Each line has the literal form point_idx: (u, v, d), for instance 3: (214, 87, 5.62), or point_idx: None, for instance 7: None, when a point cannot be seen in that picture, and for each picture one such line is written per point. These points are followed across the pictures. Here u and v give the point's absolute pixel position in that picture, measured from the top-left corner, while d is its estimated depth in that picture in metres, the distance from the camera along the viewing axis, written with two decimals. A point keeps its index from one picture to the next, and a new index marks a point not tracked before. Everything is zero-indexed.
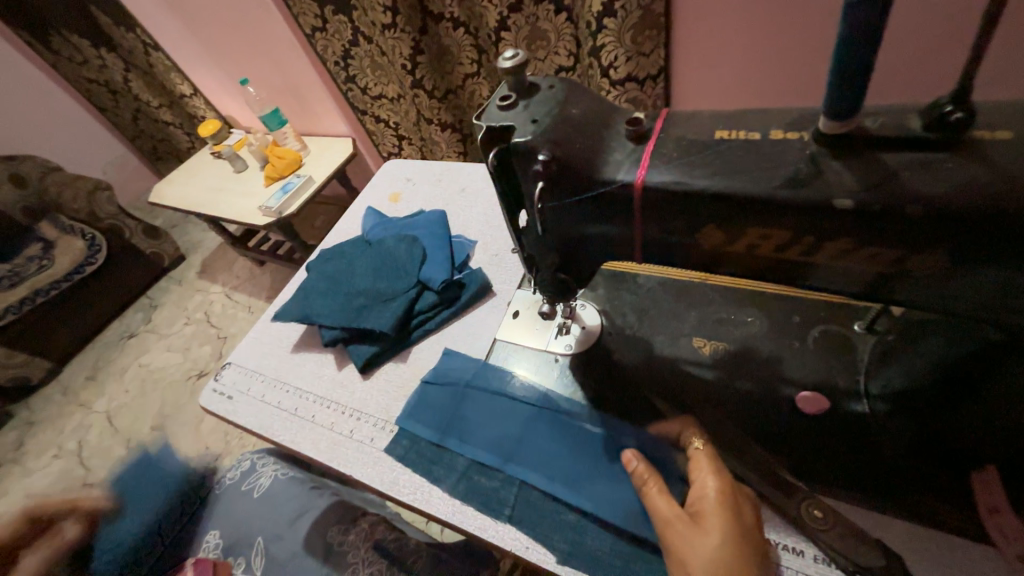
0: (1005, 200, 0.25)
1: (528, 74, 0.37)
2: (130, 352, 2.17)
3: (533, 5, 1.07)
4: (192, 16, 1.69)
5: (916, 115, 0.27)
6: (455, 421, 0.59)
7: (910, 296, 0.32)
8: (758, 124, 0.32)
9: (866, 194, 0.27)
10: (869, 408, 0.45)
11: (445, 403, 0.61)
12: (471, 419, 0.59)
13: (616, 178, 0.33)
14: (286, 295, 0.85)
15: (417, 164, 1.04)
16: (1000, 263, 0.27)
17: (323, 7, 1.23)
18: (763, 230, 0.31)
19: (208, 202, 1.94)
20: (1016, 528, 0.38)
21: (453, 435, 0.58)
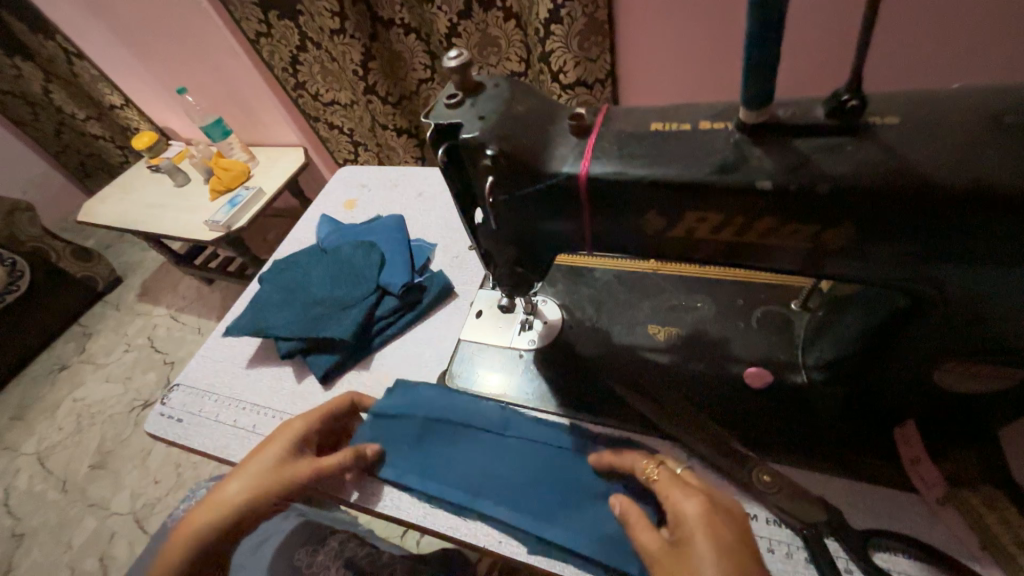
0: (893, 176, 0.28)
1: (474, 73, 0.38)
2: (63, 386, 1.99)
3: (482, 12, 1.09)
4: (120, 21, 1.59)
5: (821, 105, 0.31)
6: (416, 455, 0.55)
7: (835, 269, 0.35)
8: (690, 117, 0.34)
9: (783, 176, 0.30)
10: (808, 378, 0.49)
11: (405, 437, 0.56)
12: (435, 453, 0.55)
13: (562, 171, 0.35)
14: (237, 309, 0.81)
15: (372, 170, 1.02)
16: (894, 235, 0.30)
17: (267, 12, 1.19)
18: (698, 214, 0.34)
19: (147, 218, 1.82)
20: (933, 474, 0.43)
21: (415, 472, 0.54)
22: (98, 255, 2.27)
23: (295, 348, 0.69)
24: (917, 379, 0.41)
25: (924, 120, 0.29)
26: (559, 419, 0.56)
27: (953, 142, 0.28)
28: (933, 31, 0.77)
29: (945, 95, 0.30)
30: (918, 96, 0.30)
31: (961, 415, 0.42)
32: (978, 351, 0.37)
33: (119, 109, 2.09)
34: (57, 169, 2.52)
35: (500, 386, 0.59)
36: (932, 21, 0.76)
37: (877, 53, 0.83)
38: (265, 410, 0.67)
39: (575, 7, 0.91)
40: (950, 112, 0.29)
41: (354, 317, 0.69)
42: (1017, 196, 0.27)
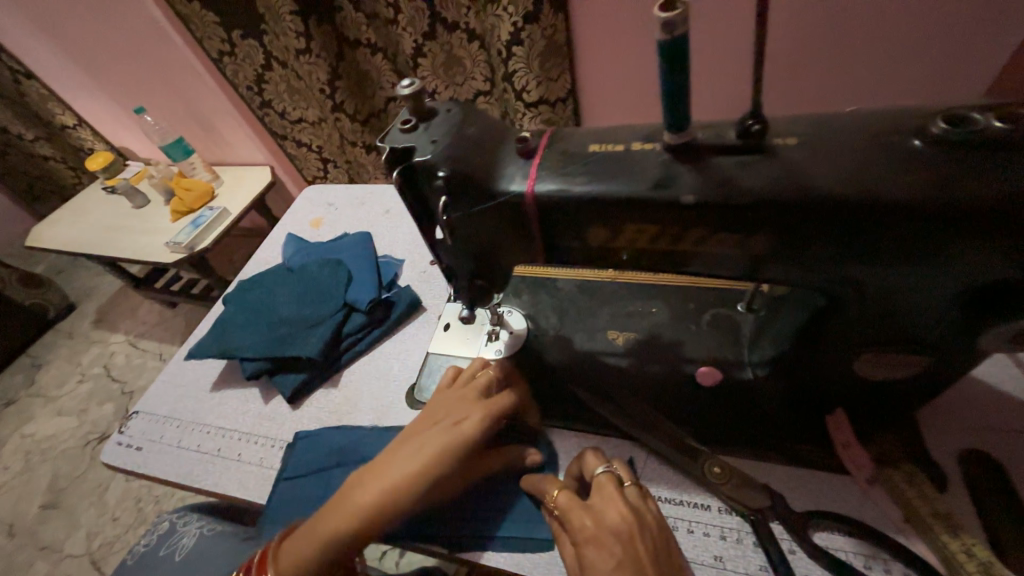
0: (795, 190, 0.32)
1: (427, 100, 0.40)
2: (9, 422, 1.87)
3: (446, 34, 1.13)
4: (72, 41, 1.55)
5: (733, 128, 0.35)
6: None
7: (761, 274, 0.38)
8: (624, 138, 0.38)
9: (703, 191, 0.34)
10: (754, 374, 0.53)
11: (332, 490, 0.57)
12: None
13: (509, 189, 0.38)
14: (200, 331, 0.80)
15: (339, 189, 1.03)
16: (801, 243, 0.34)
17: (230, 31, 1.19)
18: (634, 226, 0.37)
19: (103, 241, 1.75)
20: (863, 457, 0.47)
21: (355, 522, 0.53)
22: (49, 281, 2.16)
23: (261, 368, 0.69)
24: (842, 370, 0.45)
25: (820, 140, 0.33)
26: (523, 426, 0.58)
27: (845, 161, 0.32)
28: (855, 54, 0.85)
29: (840, 119, 0.34)
30: (818, 119, 0.35)
31: (884, 401, 0.46)
32: (893, 343, 0.39)
33: (72, 129, 2.02)
34: (1, 192, 2.40)
35: None
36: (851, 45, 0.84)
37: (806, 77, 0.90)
38: (230, 433, 0.67)
39: (535, 30, 0.95)
40: (842, 132, 0.33)
41: (321, 333, 0.69)
42: (897, 207, 0.31)
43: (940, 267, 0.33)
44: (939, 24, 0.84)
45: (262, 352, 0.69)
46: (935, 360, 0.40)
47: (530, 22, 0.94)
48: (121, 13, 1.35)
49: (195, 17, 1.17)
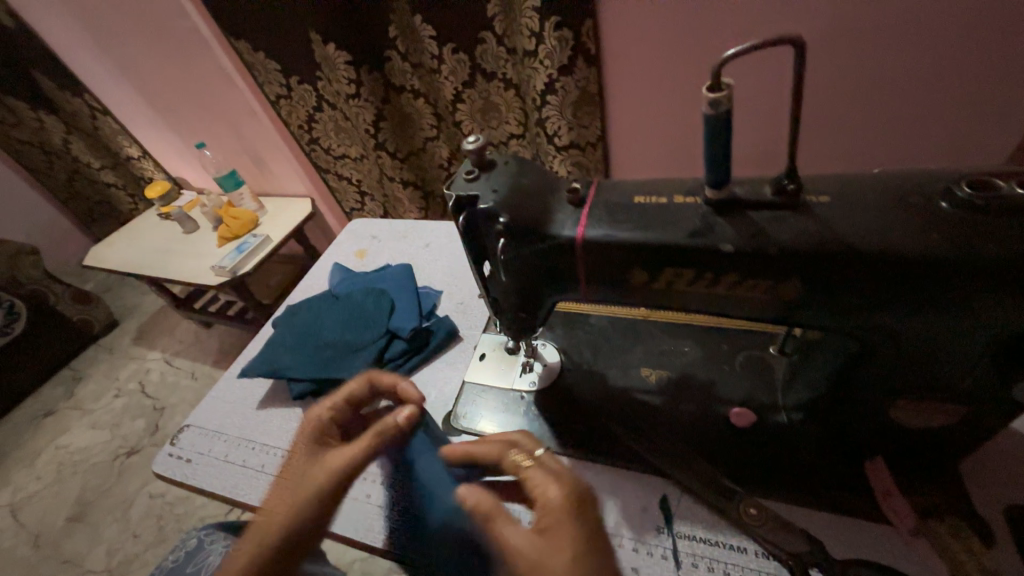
0: (827, 243, 0.35)
1: (487, 153, 0.45)
2: (47, 433, 1.96)
3: (484, 82, 1.22)
4: (148, 85, 1.73)
5: (768, 186, 0.38)
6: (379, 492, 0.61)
7: (799, 319, 0.41)
8: (665, 191, 0.42)
9: (740, 242, 0.37)
10: (788, 418, 0.54)
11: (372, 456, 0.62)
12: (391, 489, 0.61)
13: (562, 234, 0.42)
14: (251, 351, 0.86)
15: (382, 222, 1.10)
16: (832, 294, 0.37)
17: (289, 77, 1.31)
18: (676, 270, 0.40)
19: (153, 263, 1.88)
20: (904, 506, 0.46)
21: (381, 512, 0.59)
22: (97, 298, 2.30)
23: (307, 389, 0.73)
24: (877, 415, 0.45)
25: (848, 198, 0.36)
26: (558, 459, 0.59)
27: (874, 218, 0.35)
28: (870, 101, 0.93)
29: (865, 179, 0.37)
30: (846, 179, 0.38)
31: (921, 449, 0.47)
32: (928, 390, 0.41)
33: (136, 160, 2.22)
34: (65, 215, 2.62)
35: (504, 424, 0.63)
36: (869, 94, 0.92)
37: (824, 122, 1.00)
38: (274, 450, 0.70)
39: (569, 82, 1.03)
40: (867, 191, 0.36)
41: (363, 358, 0.74)
42: (923, 261, 0.33)
43: (966, 319, 0.35)
44: (959, 84, 0.88)
45: (308, 372, 0.74)
46: (972, 409, 0.41)
47: (565, 74, 1.02)
48: (193, 61, 1.51)
49: (260, 65, 1.29)
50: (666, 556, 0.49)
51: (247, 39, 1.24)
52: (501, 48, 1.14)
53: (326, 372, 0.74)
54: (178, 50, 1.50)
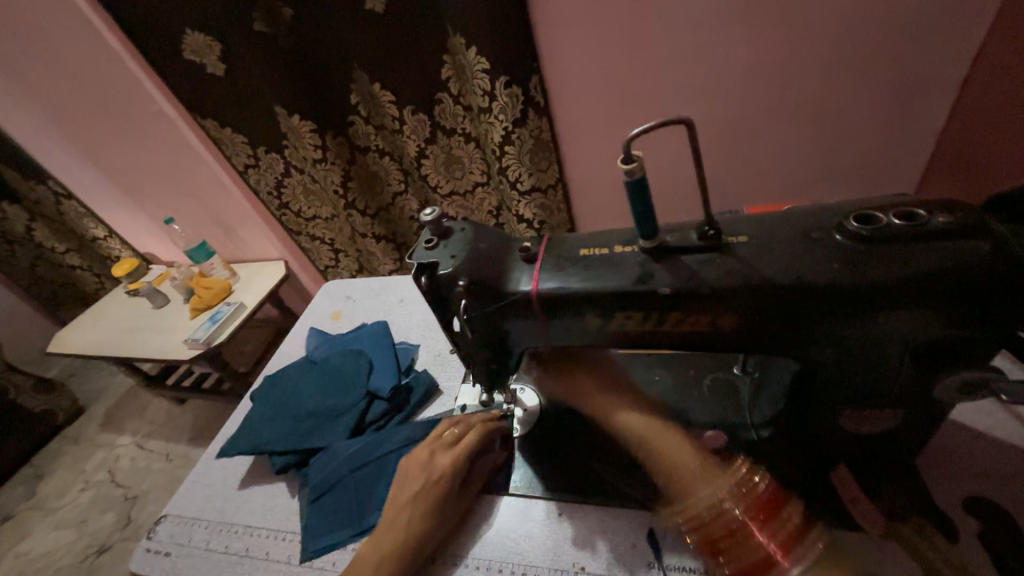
0: (753, 281, 0.39)
1: (444, 222, 0.49)
2: (5, 540, 1.81)
3: (445, 138, 1.29)
4: (113, 166, 1.75)
5: (696, 232, 0.43)
6: (364, 505, 0.65)
7: (747, 344, 0.44)
8: (609, 242, 0.46)
9: (678, 284, 0.41)
10: (758, 435, 0.56)
11: (355, 485, 0.67)
12: (375, 495, 0.65)
13: (518, 289, 0.45)
14: (229, 430, 0.84)
15: (356, 282, 1.12)
16: (767, 320, 0.40)
17: (256, 147, 1.34)
18: (625, 313, 0.44)
19: (122, 343, 1.83)
20: (873, 511, 0.49)
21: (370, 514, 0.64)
22: (61, 385, 2.21)
23: (289, 462, 0.72)
24: (833, 424, 0.48)
25: (766, 236, 0.41)
26: (547, 503, 0.60)
27: (788, 252, 0.39)
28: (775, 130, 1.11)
29: (776, 216, 0.43)
30: (760, 218, 0.43)
31: (880, 453, 0.50)
32: (874, 397, 0.44)
33: (102, 241, 2.20)
34: (25, 301, 2.55)
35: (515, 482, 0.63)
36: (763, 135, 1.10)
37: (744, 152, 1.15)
38: (259, 529, 0.68)
39: (524, 132, 1.11)
40: (781, 228, 0.41)
41: (346, 417, 0.75)
42: (832, 289, 0.37)
43: (884, 331, 0.38)
44: None
45: (292, 440, 0.74)
46: (913, 412, 0.44)
47: (519, 126, 1.09)
48: (159, 141, 1.55)
49: (227, 139, 1.33)
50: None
51: (213, 116, 1.29)
52: (457, 106, 1.22)
53: (310, 437, 0.74)
54: (143, 132, 1.54)
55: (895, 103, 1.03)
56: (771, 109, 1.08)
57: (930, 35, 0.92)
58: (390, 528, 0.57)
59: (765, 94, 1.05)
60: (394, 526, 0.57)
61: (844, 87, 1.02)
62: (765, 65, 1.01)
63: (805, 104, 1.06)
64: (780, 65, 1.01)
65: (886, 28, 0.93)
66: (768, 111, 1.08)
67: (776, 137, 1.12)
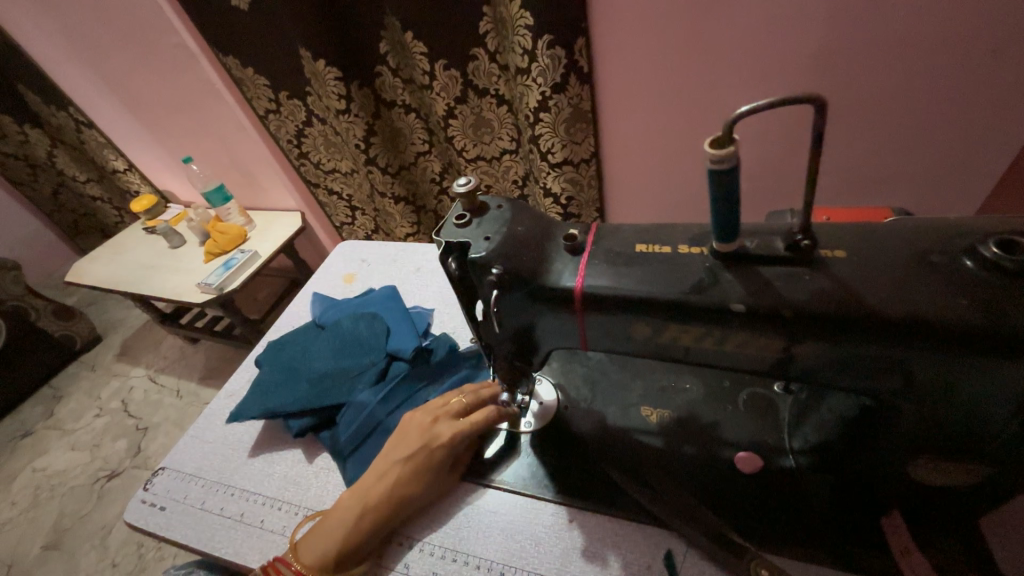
0: (844, 306, 0.32)
1: (479, 197, 0.43)
2: (23, 455, 1.89)
3: (476, 99, 1.20)
4: (133, 97, 1.69)
5: (780, 239, 0.36)
6: None
7: (815, 373, 0.37)
8: (668, 239, 0.39)
9: (752, 299, 0.34)
10: (796, 463, 0.51)
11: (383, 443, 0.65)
12: None
13: (560, 284, 0.39)
14: (240, 389, 0.81)
15: (371, 244, 1.07)
16: (853, 351, 0.34)
17: (277, 92, 1.27)
18: (681, 326, 0.37)
19: (137, 279, 1.83)
20: (923, 566, 0.44)
21: None
22: (79, 314, 2.24)
23: (307, 425, 0.69)
24: (894, 468, 0.43)
25: (864, 254, 0.34)
26: (556, 508, 0.56)
27: (892, 279, 0.32)
28: (845, 121, 1.00)
29: (872, 231, 0.35)
30: (855, 230, 0.36)
31: (937, 504, 0.44)
32: (953, 450, 0.38)
33: (122, 173, 2.17)
34: (47, 227, 2.57)
35: (520, 472, 0.60)
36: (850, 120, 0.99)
37: None
38: (255, 493, 0.66)
39: (563, 99, 1.01)
40: (881, 247, 0.34)
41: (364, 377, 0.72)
42: (943, 327, 0.31)
43: (995, 382, 0.32)
44: None
45: (313, 398, 0.71)
46: (999, 472, 0.38)
47: (558, 92, 1.00)
48: (179, 74, 1.48)
49: (248, 79, 1.26)
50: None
51: (235, 53, 1.21)
52: (493, 64, 1.12)
53: (331, 397, 0.70)
54: (163, 62, 1.46)
55: (989, 103, 0.91)
56: (845, 97, 0.96)
57: None
58: (380, 479, 0.56)
59: (842, 80, 0.94)
60: (380, 481, 0.56)
61: (935, 80, 0.90)
62: (849, 47, 0.89)
63: (883, 97, 0.94)
64: (867, 48, 0.89)
65: (999, 14, 0.80)
66: (841, 99, 0.97)
67: (846, 129, 1.01)
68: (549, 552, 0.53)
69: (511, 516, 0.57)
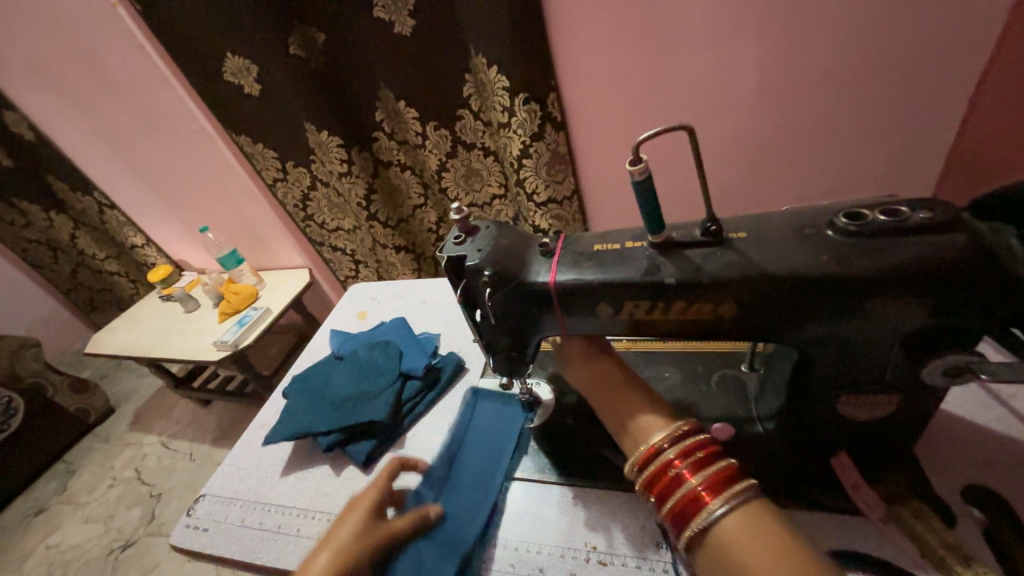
0: (748, 273, 0.43)
1: (471, 221, 0.55)
2: (37, 533, 1.90)
3: (466, 152, 1.37)
4: (155, 178, 1.88)
5: (698, 229, 0.47)
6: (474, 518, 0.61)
7: (753, 334, 0.47)
8: (618, 239, 0.51)
9: (682, 275, 0.45)
10: (763, 427, 0.59)
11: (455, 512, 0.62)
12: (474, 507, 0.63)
13: (537, 279, 0.50)
14: (268, 421, 0.90)
15: (380, 285, 1.19)
16: (765, 307, 0.44)
17: (285, 162, 1.44)
18: (635, 302, 0.48)
19: (155, 344, 1.93)
20: (873, 498, 0.50)
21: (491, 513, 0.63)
22: (95, 385, 2.32)
23: (335, 440, 0.77)
24: (832, 414, 0.51)
25: (762, 233, 0.45)
26: (561, 488, 0.64)
27: (781, 248, 0.43)
28: (784, 143, 1.15)
29: (769, 217, 0.47)
30: (756, 219, 0.47)
31: (879, 445, 0.52)
32: (867, 386, 0.47)
33: (140, 248, 2.35)
34: (65, 305, 2.71)
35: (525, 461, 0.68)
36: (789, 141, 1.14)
37: (754, 163, 1.19)
38: (290, 506, 0.73)
39: (541, 146, 1.17)
40: (773, 228, 0.45)
41: (384, 397, 0.80)
42: (819, 278, 0.41)
43: (871, 318, 0.42)
44: None
45: (338, 416, 0.79)
46: (908, 400, 0.47)
47: (536, 140, 1.16)
48: (198, 154, 1.66)
49: (259, 154, 1.42)
50: (666, 570, 0.53)
51: (249, 133, 1.39)
52: (478, 122, 1.30)
53: (353, 415, 0.79)
54: (184, 146, 1.66)
55: (903, 116, 1.06)
56: (780, 122, 1.12)
57: (937, 51, 0.96)
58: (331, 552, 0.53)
59: (774, 109, 1.09)
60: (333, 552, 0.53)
61: (851, 101, 1.06)
62: (774, 82, 1.06)
63: (812, 119, 1.10)
64: (788, 81, 1.05)
65: (891, 46, 0.97)
66: (778, 124, 1.12)
67: (787, 149, 1.16)
68: (557, 525, 0.60)
69: (522, 499, 0.64)
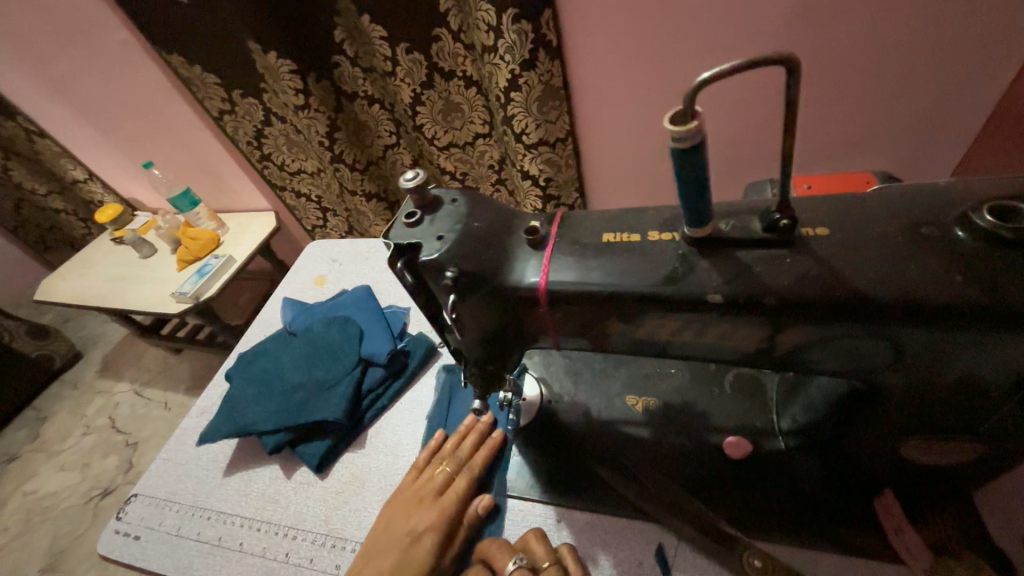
0: (832, 292, 0.31)
1: (431, 190, 0.39)
2: (11, 480, 1.84)
3: (444, 82, 1.14)
4: (82, 101, 1.59)
5: (758, 219, 0.34)
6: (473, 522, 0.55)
7: (813, 362, 0.36)
8: (638, 226, 0.37)
9: (728, 288, 0.33)
10: (784, 444, 0.50)
11: None
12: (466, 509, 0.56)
13: (523, 283, 0.37)
14: (211, 408, 0.78)
15: (342, 242, 1.02)
16: (842, 331, 0.32)
17: (230, 91, 1.19)
18: (660, 319, 0.35)
19: (108, 293, 1.75)
20: (918, 544, 0.43)
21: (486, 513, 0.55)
22: (56, 331, 2.16)
23: (284, 441, 0.66)
24: (888, 451, 0.41)
25: (853, 234, 0.32)
26: (544, 507, 0.54)
27: (886, 259, 0.31)
28: (822, 84, 0.96)
29: (858, 207, 0.34)
30: (840, 208, 0.34)
31: (936, 481, 0.43)
32: (950, 431, 0.37)
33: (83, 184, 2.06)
34: (12, 243, 2.46)
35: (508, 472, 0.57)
36: (826, 82, 0.96)
37: None
38: (232, 516, 0.63)
39: (533, 76, 0.96)
40: (870, 227, 0.32)
41: (343, 385, 0.68)
42: (923, 307, 0.29)
43: (985, 360, 0.31)
44: None
45: (284, 412, 0.67)
46: (995, 448, 0.37)
47: (527, 68, 0.94)
48: (126, 72, 1.38)
49: (197, 79, 1.18)
50: None
51: (179, 50, 1.13)
52: (458, 44, 1.06)
53: (303, 410, 0.67)
54: (108, 62, 1.37)
55: (970, 57, 0.87)
56: (823, 59, 0.92)
57: None
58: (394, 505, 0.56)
59: (817, 40, 0.90)
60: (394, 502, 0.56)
61: (911, 35, 0.87)
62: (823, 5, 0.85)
63: (860, 56, 0.91)
64: (845, 3, 0.84)
65: None
66: (817, 61, 0.93)
67: (825, 92, 0.97)
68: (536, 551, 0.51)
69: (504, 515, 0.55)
